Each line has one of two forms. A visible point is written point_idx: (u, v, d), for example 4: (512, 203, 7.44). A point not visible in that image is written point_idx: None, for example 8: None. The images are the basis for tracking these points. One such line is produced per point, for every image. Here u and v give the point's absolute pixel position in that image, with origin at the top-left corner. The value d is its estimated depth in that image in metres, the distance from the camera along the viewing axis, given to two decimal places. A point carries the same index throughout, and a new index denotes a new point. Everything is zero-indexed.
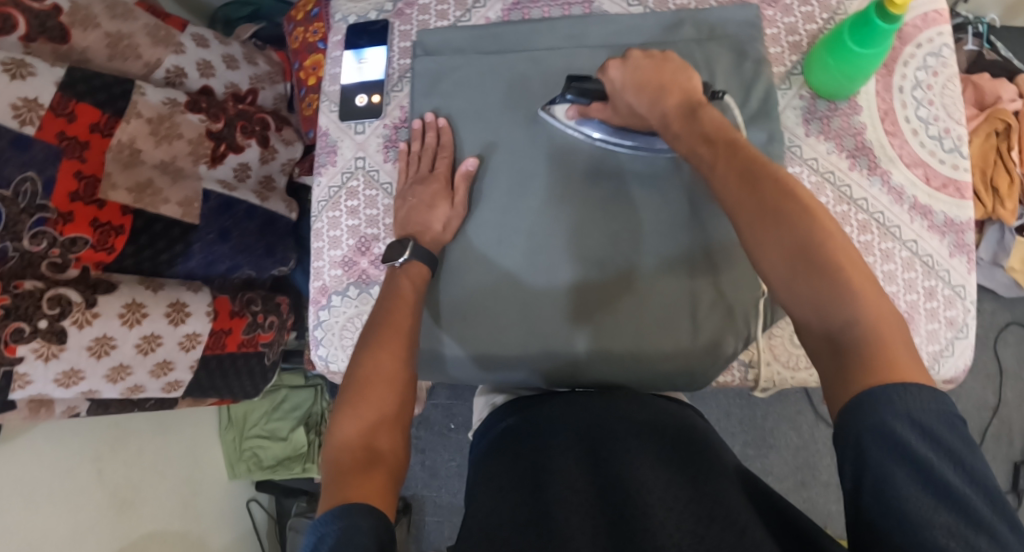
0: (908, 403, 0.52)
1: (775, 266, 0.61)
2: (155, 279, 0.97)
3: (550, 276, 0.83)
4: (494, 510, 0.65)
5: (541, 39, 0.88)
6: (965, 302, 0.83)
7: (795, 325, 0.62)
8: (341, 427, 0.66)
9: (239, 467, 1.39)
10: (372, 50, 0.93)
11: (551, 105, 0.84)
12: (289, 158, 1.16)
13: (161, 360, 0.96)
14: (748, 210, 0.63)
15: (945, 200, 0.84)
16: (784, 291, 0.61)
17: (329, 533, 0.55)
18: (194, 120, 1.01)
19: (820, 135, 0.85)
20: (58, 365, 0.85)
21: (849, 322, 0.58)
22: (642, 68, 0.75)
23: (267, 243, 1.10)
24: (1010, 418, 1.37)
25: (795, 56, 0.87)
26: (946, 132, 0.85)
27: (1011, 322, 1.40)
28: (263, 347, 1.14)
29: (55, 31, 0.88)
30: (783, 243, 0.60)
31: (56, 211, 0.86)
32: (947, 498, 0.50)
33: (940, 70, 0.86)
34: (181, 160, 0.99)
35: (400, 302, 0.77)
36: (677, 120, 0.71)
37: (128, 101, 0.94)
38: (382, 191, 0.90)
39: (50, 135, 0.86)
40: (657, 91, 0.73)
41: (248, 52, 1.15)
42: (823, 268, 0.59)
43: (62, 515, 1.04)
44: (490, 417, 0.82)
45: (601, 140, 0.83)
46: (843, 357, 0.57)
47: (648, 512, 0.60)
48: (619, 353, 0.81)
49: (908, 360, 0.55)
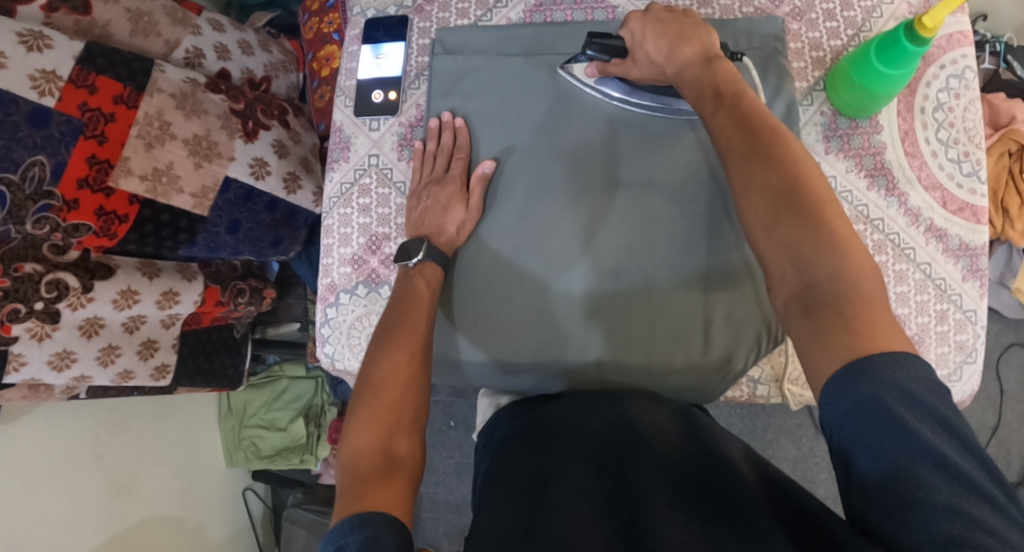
0: (878, 373, 0.54)
1: (760, 215, 0.64)
2: (153, 263, 0.99)
3: (565, 280, 0.83)
4: (499, 522, 0.64)
5: (564, 42, 0.87)
6: (976, 327, 0.83)
7: (771, 281, 0.64)
8: (357, 432, 0.66)
9: (236, 455, 1.38)
10: (390, 45, 0.92)
11: (569, 64, 0.85)
12: (313, 142, 1.14)
13: (146, 340, 1.00)
14: (740, 153, 0.67)
15: (960, 223, 0.84)
16: (763, 233, 0.64)
17: (350, 543, 0.56)
18: (216, 99, 0.98)
19: (839, 153, 0.84)
20: (51, 347, 0.89)
21: (828, 276, 0.60)
22: (665, 19, 0.73)
23: (275, 235, 1.08)
24: (1009, 439, 1.37)
25: (818, 72, 0.86)
26: (965, 155, 0.84)
27: (1015, 343, 1.40)
28: (233, 320, 1.17)
29: (77, 2, 0.87)
30: (769, 186, 0.64)
31: (62, 199, 0.84)
32: (942, 465, 0.52)
33: (962, 93, 0.85)
34: (216, 134, 0.97)
35: (416, 304, 0.76)
36: (693, 70, 0.72)
37: (149, 77, 0.91)
38: (396, 190, 0.89)
39: (72, 107, 0.84)
40: (678, 39, 0.72)
41: (263, 40, 1.14)
42: (806, 214, 0.62)
43: (61, 497, 1.04)
44: (497, 417, 0.82)
45: (619, 100, 0.84)
46: (816, 309, 0.59)
47: (657, 515, 0.60)
48: (631, 366, 0.81)
49: (887, 321, 0.57)
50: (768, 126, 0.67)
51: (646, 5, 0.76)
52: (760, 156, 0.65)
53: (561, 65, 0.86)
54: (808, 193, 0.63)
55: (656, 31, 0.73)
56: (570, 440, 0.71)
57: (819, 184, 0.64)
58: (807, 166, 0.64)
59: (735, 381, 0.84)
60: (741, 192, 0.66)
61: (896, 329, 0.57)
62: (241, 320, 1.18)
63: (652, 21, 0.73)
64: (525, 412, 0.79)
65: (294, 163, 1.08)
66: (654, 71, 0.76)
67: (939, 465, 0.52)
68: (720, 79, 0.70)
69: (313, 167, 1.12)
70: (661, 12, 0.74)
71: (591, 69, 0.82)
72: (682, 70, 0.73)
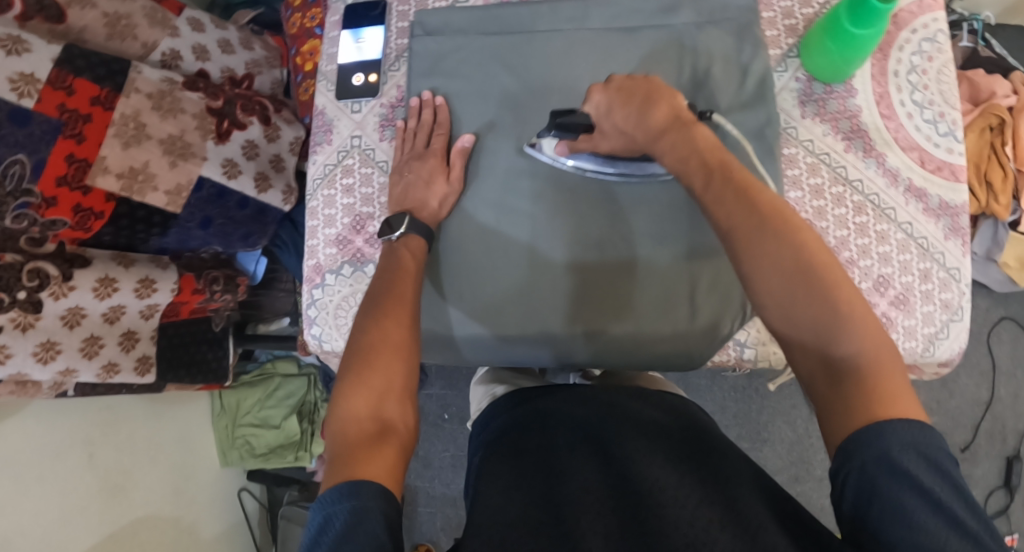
0: (894, 435, 0.56)
1: (773, 291, 0.63)
2: (128, 255, 0.98)
3: (549, 249, 0.83)
4: (502, 508, 0.65)
5: (542, 21, 0.88)
6: (960, 285, 0.83)
7: (791, 353, 0.64)
8: (347, 400, 0.64)
9: (231, 454, 1.37)
10: (370, 30, 0.93)
11: (538, 141, 0.84)
12: (295, 137, 1.13)
13: (127, 331, 0.99)
14: (744, 225, 0.64)
15: (939, 182, 0.84)
16: (779, 310, 0.63)
17: (338, 512, 0.56)
18: (194, 97, 0.99)
19: (816, 117, 0.85)
20: (35, 337, 0.88)
21: (845, 348, 0.60)
22: (629, 89, 0.73)
23: (246, 231, 1.08)
24: (1003, 414, 1.37)
25: (792, 39, 0.87)
26: (941, 116, 0.85)
27: (1005, 318, 1.40)
28: (211, 313, 1.14)
29: (52, 11, 0.89)
30: (780, 265, 0.62)
31: (41, 196, 0.86)
32: (932, 503, 0.54)
33: (935, 55, 0.86)
34: (190, 134, 0.98)
35: (402, 275, 0.76)
36: (671, 132, 0.70)
37: (126, 78, 0.92)
38: (379, 169, 0.89)
39: (51, 108, 0.86)
40: (644, 104, 0.71)
41: (245, 37, 1.13)
42: (820, 285, 0.62)
43: (52, 497, 1.03)
44: (490, 409, 0.86)
45: (592, 171, 0.83)
46: (841, 380, 0.60)
47: (662, 511, 0.61)
48: (614, 348, 0.82)
49: (900, 386, 0.59)
50: (763, 195, 0.65)
51: (608, 77, 0.76)
52: (767, 233, 0.63)
53: (528, 143, 0.85)
54: (815, 268, 0.62)
55: (621, 98, 0.73)
56: (571, 439, 0.72)
57: (825, 256, 0.63)
58: (806, 233, 0.63)
59: (723, 345, 0.84)
60: (748, 269, 0.64)
61: (912, 399, 0.59)
62: (219, 313, 1.16)
63: (616, 89, 0.74)
64: (521, 403, 0.82)
65: (266, 164, 1.07)
66: (625, 138, 0.75)
67: (915, 487, 0.55)
68: (700, 148, 0.68)
69: (285, 165, 1.11)
70: (624, 80, 0.74)
71: (562, 148, 0.81)
72: (657, 139, 0.71)
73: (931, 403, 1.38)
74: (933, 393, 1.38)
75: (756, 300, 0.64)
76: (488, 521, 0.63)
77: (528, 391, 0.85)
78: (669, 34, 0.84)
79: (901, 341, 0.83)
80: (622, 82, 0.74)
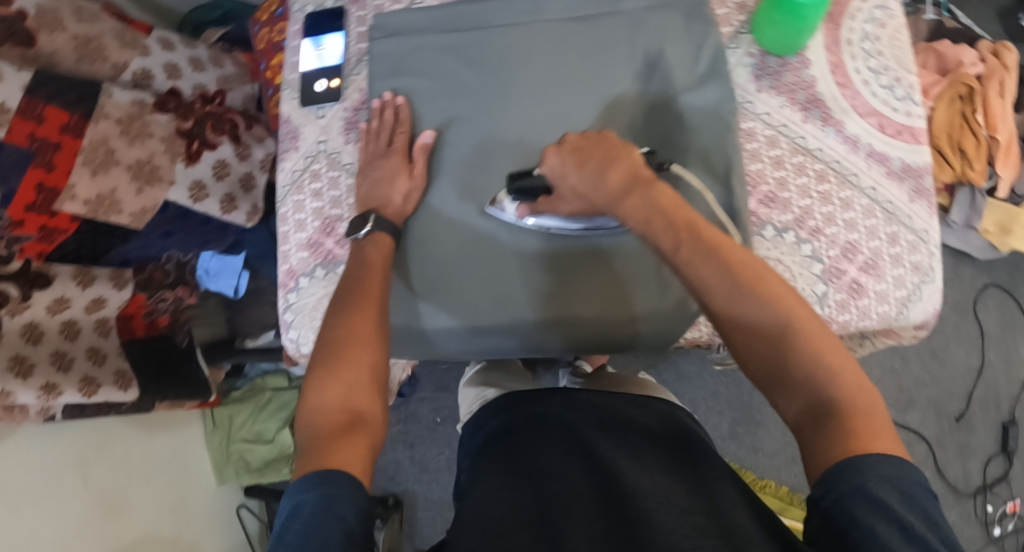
0: (871, 470, 0.57)
1: (759, 347, 0.65)
2: (89, 271, 1.01)
3: (518, 238, 0.84)
4: (492, 506, 0.67)
5: (497, 16, 0.88)
6: (929, 247, 0.84)
7: (777, 403, 0.65)
8: (318, 392, 0.65)
9: (226, 471, 1.39)
10: (330, 37, 0.94)
11: (500, 203, 0.83)
12: (266, 154, 1.14)
13: (91, 347, 1.00)
14: (719, 285, 0.66)
15: (901, 145, 0.85)
16: (760, 364, 0.65)
17: (307, 500, 0.56)
18: (163, 120, 1.01)
19: (772, 90, 0.86)
20: (5, 352, 0.89)
21: (827, 393, 0.62)
22: (585, 151, 0.72)
23: (202, 239, 1.10)
24: (995, 381, 1.37)
25: (742, 16, 0.88)
26: (897, 80, 0.86)
27: (990, 284, 1.40)
28: (166, 330, 1.14)
29: (21, 36, 0.89)
30: (755, 324, 0.65)
31: (9, 219, 0.89)
32: (908, 533, 0.54)
33: (887, 22, 0.87)
34: (158, 157, 1.00)
35: (371, 271, 0.76)
36: (628, 196, 0.70)
37: (96, 103, 0.93)
38: (345, 172, 0.90)
39: (20, 138, 0.87)
40: (601, 165, 0.71)
41: (215, 55, 1.13)
42: (798, 342, 0.64)
43: (49, 518, 1.03)
44: (481, 414, 0.86)
45: (556, 230, 0.82)
46: (825, 423, 0.61)
47: (650, 516, 0.62)
48: (592, 341, 0.83)
49: (882, 432, 0.60)
50: (735, 254, 0.67)
51: (562, 135, 0.75)
52: (745, 294, 0.66)
53: (488, 204, 0.84)
54: (793, 324, 0.65)
55: (576, 158, 0.72)
56: (558, 440, 0.74)
57: (800, 309, 0.65)
58: (781, 291, 0.66)
59: (693, 323, 0.85)
60: (727, 327, 0.67)
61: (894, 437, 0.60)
62: (174, 329, 1.14)
63: (570, 151, 0.73)
64: (512, 407, 0.82)
65: (235, 184, 1.10)
66: (582, 199, 0.75)
67: (884, 512, 0.55)
68: (665, 208, 0.69)
69: (256, 183, 1.13)
70: (578, 140, 0.73)
71: (523, 211, 0.81)
72: (622, 201, 0.70)
73: (923, 375, 1.37)
74: (923, 364, 1.38)
75: (738, 355, 0.67)
76: (474, 518, 0.67)
77: (520, 394, 0.85)
78: (623, 20, 0.85)
79: (874, 306, 0.84)
80: (575, 142, 0.73)
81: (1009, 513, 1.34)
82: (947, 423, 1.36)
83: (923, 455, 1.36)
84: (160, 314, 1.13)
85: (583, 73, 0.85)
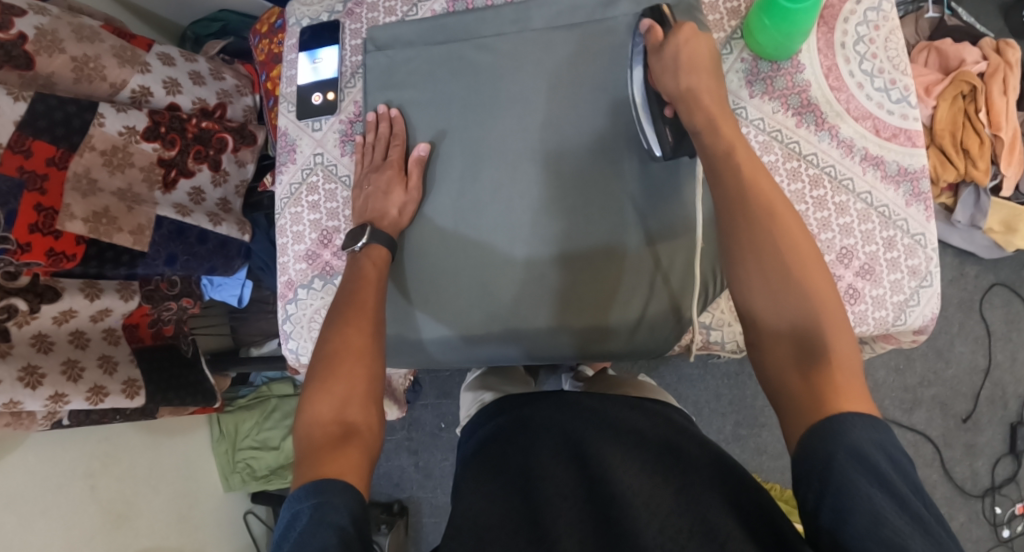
0: (852, 430, 0.57)
1: (768, 284, 0.66)
2: (96, 283, 1.02)
3: (510, 244, 0.85)
4: (484, 508, 0.69)
5: (486, 26, 0.88)
6: (927, 251, 0.84)
7: (763, 355, 0.66)
8: (313, 404, 0.67)
9: (233, 479, 1.40)
10: (326, 50, 0.95)
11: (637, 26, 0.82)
12: (240, 180, 1.16)
13: (102, 355, 1.02)
14: (751, 210, 0.67)
15: (896, 148, 0.84)
16: (765, 303, 0.66)
17: (304, 509, 0.58)
18: (148, 149, 1.02)
19: (764, 96, 0.86)
20: (14, 364, 0.91)
21: (821, 334, 0.63)
22: (695, 51, 0.75)
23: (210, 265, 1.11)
24: (1002, 380, 1.36)
25: (735, 22, 0.88)
26: (893, 83, 0.85)
27: (997, 283, 1.38)
28: (170, 338, 1.16)
29: (20, 59, 0.89)
30: (768, 260, 0.66)
31: (15, 243, 0.89)
32: (901, 502, 0.54)
33: (881, 23, 0.85)
34: (138, 187, 1.01)
35: (365, 284, 0.78)
36: (707, 94, 0.73)
37: (83, 135, 0.94)
38: (342, 184, 0.92)
39: (10, 170, 0.88)
40: (693, 63, 0.74)
41: (215, 67, 1.14)
42: (801, 287, 0.65)
43: (57, 530, 1.05)
44: (478, 417, 0.87)
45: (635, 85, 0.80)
46: (812, 366, 0.62)
47: (634, 515, 0.64)
48: (598, 352, 0.84)
49: (852, 388, 0.61)
50: (768, 191, 0.68)
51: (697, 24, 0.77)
52: (778, 232, 0.66)
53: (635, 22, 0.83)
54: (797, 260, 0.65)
55: (687, 44, 0.75)
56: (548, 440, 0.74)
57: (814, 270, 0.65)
58: (799, 234, 0.67)
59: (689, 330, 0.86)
60: (750, 259, 0.67)
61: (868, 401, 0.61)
62: (178, 337, 1.17)
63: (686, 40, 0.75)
64: (505, 410, 0.83)
65: (213, 208, 1.12)
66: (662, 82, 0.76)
67: (877, 478, 0.55)
68: (729, 128, 0.72)
69: (231, 207, 1.15)
70: (692, 34, 0.75)
71: (648, 22, 0.79)
72: (696, 94, 0.73)
73: (928, 375, 1.36)
74: (929, 364, 1.37)
75: (748, 281, 0.67)
76: (467, 522, 0.68)
77: (512, 398, 0.85)
78: (613, 26, 0.84)
79: (870, 311, 0.84)
80: (697, 39, 0.75)
81: (1017, 514, 1.33)
82: (953, 424, 1.35)
83: (929, 456, 1.35)
84: (165, 321, 1.14)
85: (576, 79, 0.85)
